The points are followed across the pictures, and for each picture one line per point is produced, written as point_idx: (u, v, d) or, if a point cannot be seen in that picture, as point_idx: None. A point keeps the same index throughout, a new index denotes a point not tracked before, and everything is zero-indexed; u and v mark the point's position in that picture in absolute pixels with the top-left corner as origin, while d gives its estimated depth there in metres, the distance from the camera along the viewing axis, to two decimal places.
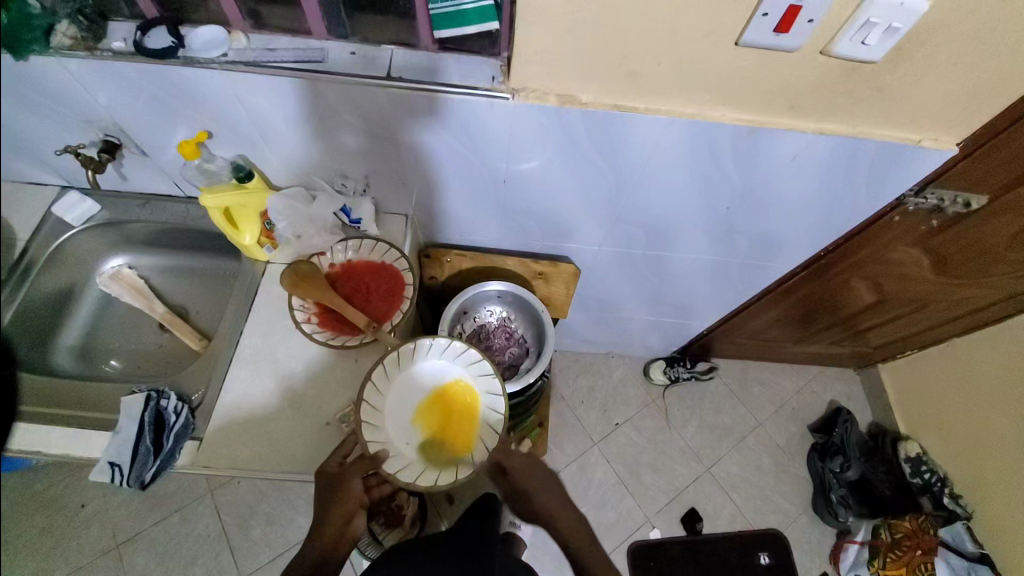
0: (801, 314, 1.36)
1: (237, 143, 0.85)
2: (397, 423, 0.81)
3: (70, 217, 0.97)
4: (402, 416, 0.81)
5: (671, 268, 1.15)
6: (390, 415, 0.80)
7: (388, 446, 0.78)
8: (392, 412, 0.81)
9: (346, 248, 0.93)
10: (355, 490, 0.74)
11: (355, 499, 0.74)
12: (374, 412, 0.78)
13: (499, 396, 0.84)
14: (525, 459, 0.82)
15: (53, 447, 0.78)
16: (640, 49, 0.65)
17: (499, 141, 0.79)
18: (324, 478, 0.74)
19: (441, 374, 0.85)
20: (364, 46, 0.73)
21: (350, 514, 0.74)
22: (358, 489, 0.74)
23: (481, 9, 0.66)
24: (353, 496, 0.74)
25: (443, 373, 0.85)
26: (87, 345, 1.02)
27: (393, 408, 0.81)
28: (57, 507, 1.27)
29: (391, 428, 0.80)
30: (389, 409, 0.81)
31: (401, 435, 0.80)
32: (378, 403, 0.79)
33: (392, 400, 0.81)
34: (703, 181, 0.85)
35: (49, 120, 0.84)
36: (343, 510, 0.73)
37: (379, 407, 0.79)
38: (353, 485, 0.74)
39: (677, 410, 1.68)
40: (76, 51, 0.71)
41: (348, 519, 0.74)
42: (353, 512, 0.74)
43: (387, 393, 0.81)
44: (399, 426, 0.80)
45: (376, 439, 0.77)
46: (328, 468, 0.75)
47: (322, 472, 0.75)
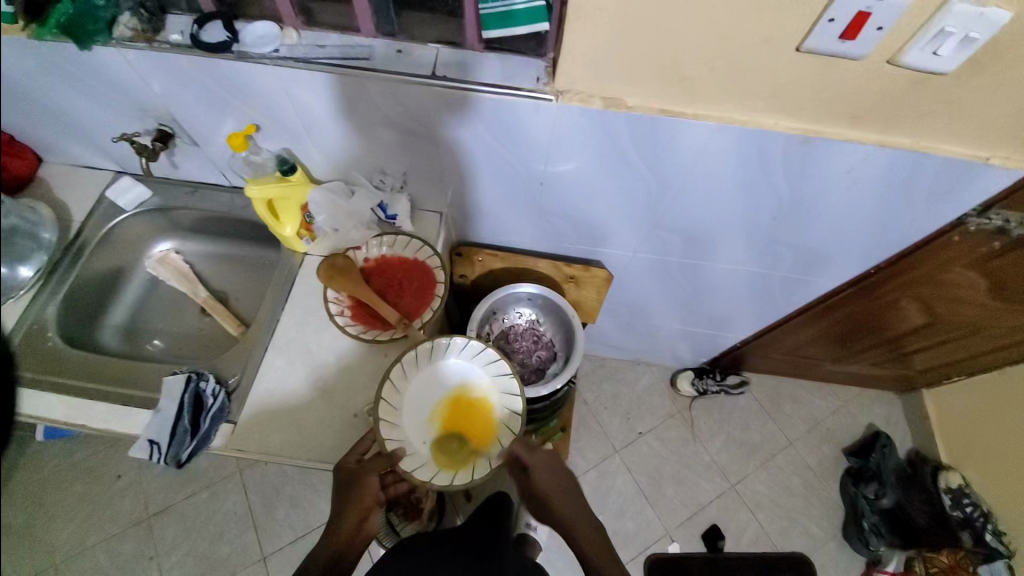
0: (843, 332, 1.30)
1: (282, 136, 0.87)
2: (414, 421, 0.81)
3: (122, 201, 1.01)
4: (419, 414, 0.82)
5: (706, 278, 1.11)
6: (408, 413, 0.80)
7: (406, 444, 0.78)
8: (410, 410, 0.81)
9: (381, 244, 0.93)
10: (371, 487, 0.75)
11: (371, 496, 0.75)
12: (392, 410, 0.78)
13: (516, 396, 0.83)
14: (542, 461, 0.81)
15: (96, 422, 0.82)
16: (693, 52, 0.63)
17: (540, 143, 0.78)
18: (342, 473, 0.76)
19: (458, 374, 0.85)
20: (411, 44, 0.73)
21: (366, 511, 0.76)
22: (374, 486, 0.76)
23: (531, 9, 0.65)
24: (369, 492, 0.75)
25: (460, 372, 0.85)
26: (132, 324, 1.06)
27: (410, 406, 0.81)
28: (97, 476, 1.46)
29: (408, 426, 0.79)
30: (406, 408, 0.80)
31: (418, 432, 0.80)
32: (395, 403, 0.79)
33: (409, 398, 0.81)
34: (746, 191, 0.82)
35: (109, 108, 0.88)
36: (360, 506, 0.75)
37: (396, 404, 0.79)
38: (369, 482, 0.75)
39: (704, 423, 1.63)
40: (137, 42, 0.74)
41: (364, 516, 0.76)
42: (370, 508, 0.76)
43: (405, 391, 0.81)
44: (417, 424, 0.81)
45: (394, 436, 0.77)
46: (347, 463, 0.76)
47: (341, 467, 0.76)
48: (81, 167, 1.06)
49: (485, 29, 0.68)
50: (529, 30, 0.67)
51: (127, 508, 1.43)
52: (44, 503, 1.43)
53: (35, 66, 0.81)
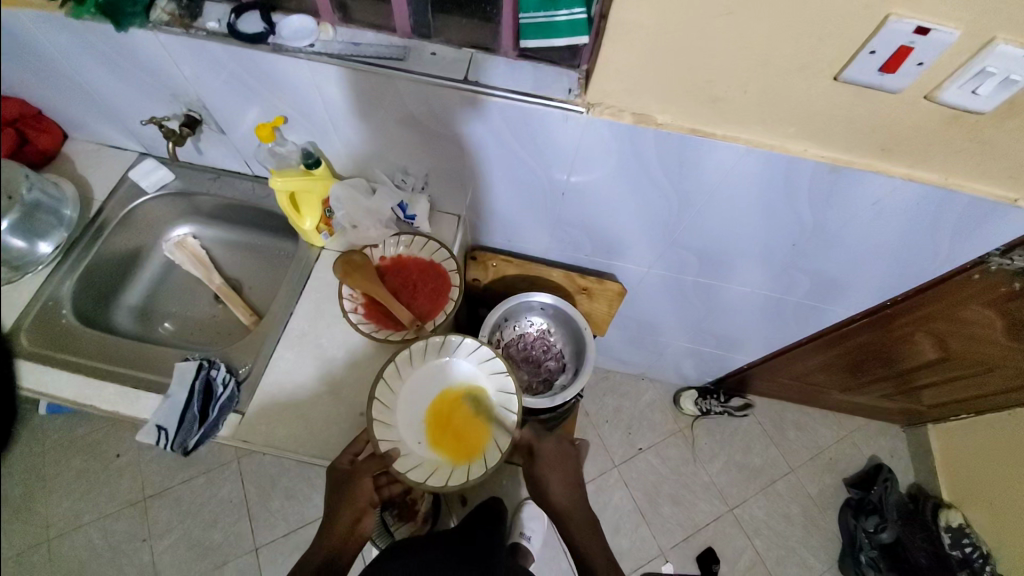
0: (854, 362, 1.29)
1: (309, 130, 0.88)
2: (408, 422, 0.80)
3: (145, 182, 1.02)
4: (413, 414, 0.80)
5: (720, 299, 1.11)
6: (402, 413, 0.80)
7: (400, 444, 0.77)
8: (404, 410, 0.80)
9: (398, 243, 0.93)
10: (365, 488, 0.76)
11: (365, 497, 0.76)
12: (386, 409, 0.78)
13: (512, 394, 0.82)
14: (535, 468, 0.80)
15: (105, 402, 0.82)
16: (728, 75, 0.62)
17: (566, 154, 0.78)
18: (337, 473, 0.77)
19: (452, 373, 0.84)
20: (445, 47, 0.73)
21: (360, 512, 0.76)
22: (368, 487, 0.76)
23: (572, 22, 0.64)
24: (363, 494, 0.76)
25: (454, 371, 0.84)
26: (146, 307, 1.07)
27: (404, 406, 0.80)
28: (97, 453, 1.48)
29: (402, 427, 0.79)
30: (400, 408, 0.80)
31: (413, 433, 0.79)
32: (389, 402, 0.79)
33: (403, 398, 0.81)
34: (768, 217, 0.82)
35: (140, 92, 0.89)
36: (354, 507, 0.76)
37: (390, 404, 0.79)
38: (363, 483, 0.76)
39: (706, 444, 1.62)
40: (173, 26, 0.75)
41: (359, 517, 0.76)
42: (364, 509, 0.76)
43: (399, 391, 0.80)
44: (411, 425, 0.79)
45: (388, 437, 0.77)
46: (340, 464, 0.77)
47: (335, 469, 0.77)
48: (107, 147, 1.07)
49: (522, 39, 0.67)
50: (568, 42, 0.66)
51: (124, 487, 1.45)
52: (42, 476, 1.45)
53: (72, 45, 0.82)
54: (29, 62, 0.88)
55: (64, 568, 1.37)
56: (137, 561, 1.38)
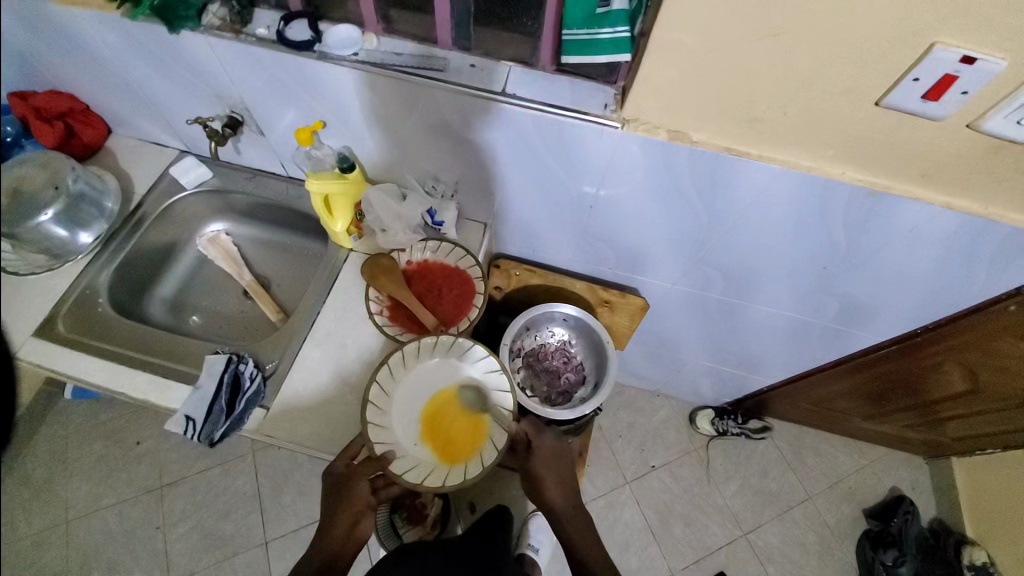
0: (878, 390, 1.26)
1: (345, 135, 0.90)
2: (403, 423, 0.80)
3: (185, 179, 1.05)
4: (408, 415, 0.81)
5: (744, 319, 1.10)
6: (396, 414, 0.80)
7: (396, 446, 0.78)
8: (398, 413, 0.80)
9: (425, 248, 0.95)
10: (362, 492, 0.77)
11: (362, 500, 0.76)
12: (380, 412, 0.79)
13: (506, 392, 0.82)
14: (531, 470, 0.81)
15: (136, 391, 0.84)
16: (767, 95, 0.62)
17: (597, 167, 0.78)
18: (333, 477, 0.77)
19: (445, 373, 0.84)
20: (484, 60, 0.74)
21: (357, 515, 0.76)
22: (364, 490, 0.77)
23: (615, 40, 0.64)
24: (359, 497, 0.76)
25: (448, 371, 0.84)
26: (178, 300, 1.10)
27: (399, 408, 0.81)
28: (117, 440, 1.52)
29: (397, 429, 0.79)
30: (394, 410, 0.80)
31: (408, 435, 0.79)
32: (383, 404, 0.79)
33: (398, 400, 0.81)
34: (799, 238, 0.81)
35: (187, 93, 0.92)
36: (351, 511, 0.76)
37: (385, 407, 0.79)
38: (360, 486, 0.77)
39: (720, 465, 1.59)
40: (224, 31, 0.77)
41: (356, 520, 0.76)
42: (361, 513, 0.76)
43: (394, 393, 0.81)
44: (406, 426, 0.80)
45: (383, 439, 0.77)
46: (335, 468, 0.77)
47: (330, 473, 0.77)
48: (149, 143, 1.11)
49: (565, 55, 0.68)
50: (610, 60, 0.66)
51: (142, 474, 1.49)
52: (64, 459, 1.50)
53: (126, 47, 0.85)
54: (84, 60, 0.92)
55: (80, 551, 1.40)
56: (149, 548, 1.41)
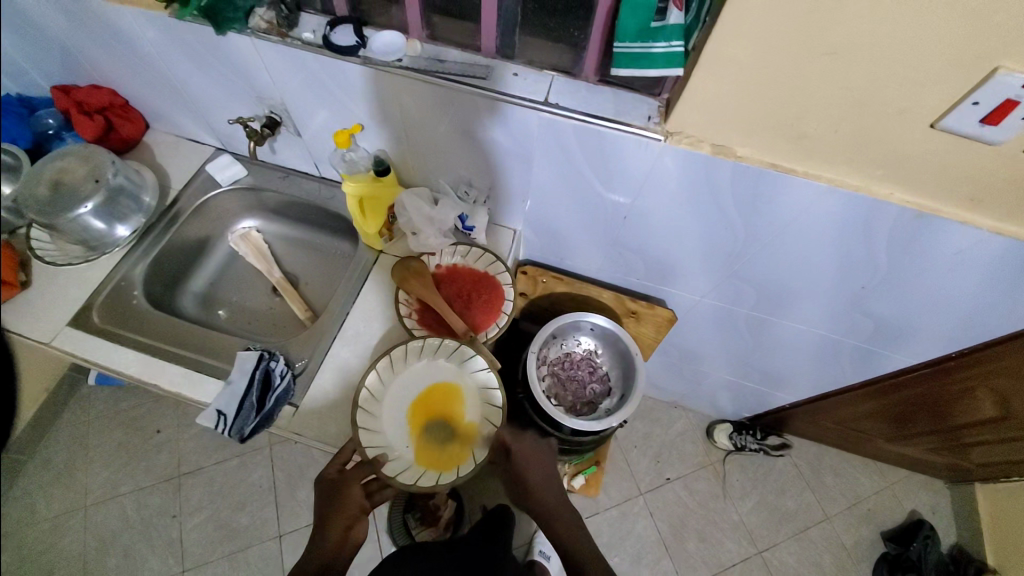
0: (903, 411, 1.23)
1: (383, 139, 0.91)
2: (394, 426, 0.81)
3: (220, 176, 1.07)
4: (398, 418, 0.82)
5: (771, 334, 1.08)
6: (387, 418, 0.81)
7: (388, 450, 0.79)
8: (388, 416, 0.82)
9: (455, 253, 0.96)
10: (355, 496, 0.77)
11: (355, 504, 0.76)
12: (370, 417, 0.80)
13: (496, 389, 0.83)
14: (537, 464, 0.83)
15: (168, 384, 0.85)
16: (818, 113, 0.61)
17: (635, 178, 0.78)
18: (326, 482, 0.77)
19: (432, 374, 0.85)
20: (528, 68, 0.74)
21: (351, 520, 0.76)
22: (357, 495, 0.77)
23: (669, 54, 0.60)
24: (353, 501, 0.76)
25: (435, 372, 0.85)
26: (209, 294, 1.11)
27: (389, 412, 0.82)
28: (138, 428, 1.55)
29: (387, 432, 0.80)
30: (384, 415, 0.81)
31: (399, 437, 0.81)
32: (373, 409, 0.80)
33: (387, 404, 0.82)
34: (836, 257, 0.81)
35: (229, 92, 0.94)
36: (344, 515, 0.76)
37: (375, 412, 0.80)
38: (353, 490, 0.77)
39: (737, 480, 1.57)
40: (271, 34, 0.78)
41: (349, 525, 0.76)
42: (355, 517, 0.76)
43: (382, 396, 0.82)
44: (396, 429, 0.81)
45: (375, 443, 0.78)
46: (327, 474, 0.78)
47: (323, 479, 0.78)
48: (186, 139, 1.13)
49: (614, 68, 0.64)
50: (662, 74, 0.62)
51: (161, 463, 1.51)
52: (84, 444, 1.52)
53: (172, 45, 0.87)
54: (128, 56, 0.94)
55: (97, 537, 1.42)
56: (165, 537, 1.43)
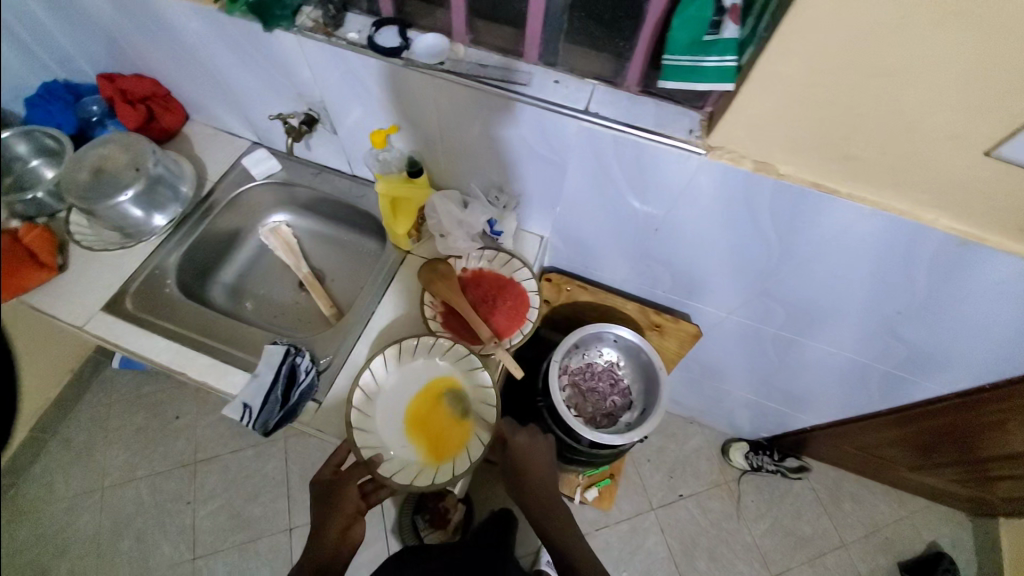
0: (928, 441, 1.18)
1: (417, 141, 0.91)
2: (389, 426, 0.83)
3: (255, 170, 1.09)
4: (393, 418, 0.83)
5: (797, 355, 1.06)
6: (382, 419, 0.83)
7: (383, 450, 0.80)
8: (383, 417, 0.83)
9: (481, 257, 0.96)
10: (352, 495, 0.77)
11: (352, 504, 0.76)
12: (365, 418, 0.81)
13: (489, 387, 0.84)
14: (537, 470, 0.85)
15: (196, 374, 0.87)
16: (868, 134, 0.60)
17: (671, 191, 0.77)
18: (322, 484, 0.78)
19: (426, 373, 0.87)
20: (569, 76, 0.74)
21: (349, 520, 0.76)
22: (353, 495, 0.77)
23: (722, 68, 0.60)
24: (350, 500, 0.76)
25: (429, 371, 0.87)
26: (238, 286, 1.13)
27: (384, 412, 0.83)
28: (158, 414, 1.58)
29: (383, 432, 0.82)
30: (378, 416, 0.83)
31: (395, 437, 0.82)
32: (368, 410, 0.82)
33: (382, 404, 0.84)
34: (873, 281, 0.79)
35: (270, 89, 0.96)
36: (342, 515, 0.76)
37: (369, 413, 0.82)
38: (349, 490, 0.77)
39: (751, 500, 1.54)
40: (316, 34, 0.79)
41: (348, 525, 0.76)
42: (352, 517, 0.76)
43: (377, 396, 0.84)
44: (392, 429, 0.83)
45: (370, 444, 0.80)
46: (323, 476, 0.79)
47: (318, 480, 0.79)
48: (223, 132, 1.15)
49: (663, 80, 0.63)
50: (712, 88, 0.61)
51: (178, 448, 1.54)
52: (105, 426, 1.56)
53: (218, 41, 0.89)
54: (174, 49, 0.96)
55: (112, 518, 1.44)
56: (178, 522, 1.44)
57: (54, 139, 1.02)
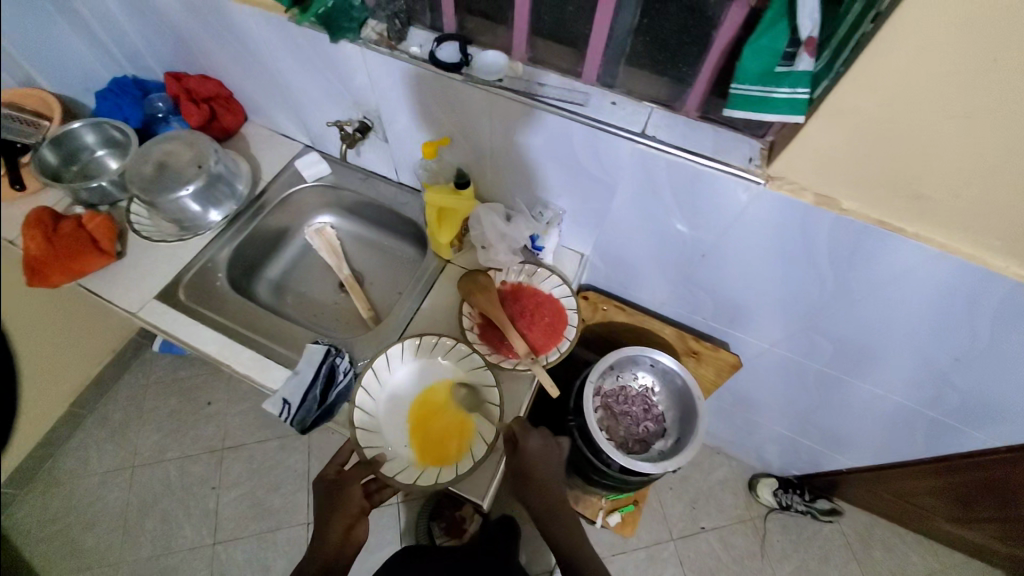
0: (969, 494, 1.10)
1: (467, 154, 0.93)
2: (393, 427, 0.84)
3: (307, 172, 1.13)
4: (396, 418, 0.84)
5: (839, 393, 1.02)
6: (385, 419, 0.84)
7: (387, 450, 0.81)
8: (386, 417, 0.84)
9: (520, 271, 0.96)
10: (356, 495, 0.77)
11: (356, 503, 0.76)
12: (368, 418, 0.82)
13: (491, 386, 0.84)
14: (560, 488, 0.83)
15: (240, 366, 0.89)
16: (941, 174, 0.57)
17: (723, 219, 0.76)
18: (325, 483, 0.78)
19: (428, 372, 0.88)
20: (626, 99, 0.75)
21: (353, 520, 0.76)
22: (357, 494, 0.77)
23: (793, 100, 0.57)
24: (353, 501, 0.76)
25: (432, 371, 0.88)
26: (281, 283, 1.16)
27: (387, 412, 0.84)
28: (191, 398, 1.63)
29: (386, 433, 0.83)
30: (381, 416, 0.84)
31: (398, 437, 0.83)
32: (371, 410, 0.83)
33: (385, 404, 0.85)
34: (930, 324, 0.75)
35: (328, 96, 0.99)
36: (345, 516, 0.76)
37: (372, 413, 0.83)
38: (353, 489, 0.77)
39: (777, 539, 1.48)
40: (380, 47, 0.82)
41: (351, 525, 0.76)
42: (356, 517, 0.76)
43: (379, 396, 0.85)
44: (395, 429, 0.84)
45: (374, 443, 0.80)
46: (326, 475, 0.79)
47: (321, 480, 0.79)
48: (278, 134, 1.19)
49: (728, 109, 0.62)
50: (781, 120, 0.58)
51: (207, 434, 1.58)
52: (140, 406, 1.61)
53: (284, 48, 0.92)
54: (240, 53, 1.00)
55: (140, 497, 1.48)
56: (202, 507, 1.48)
57: (120, 131, 1.08)
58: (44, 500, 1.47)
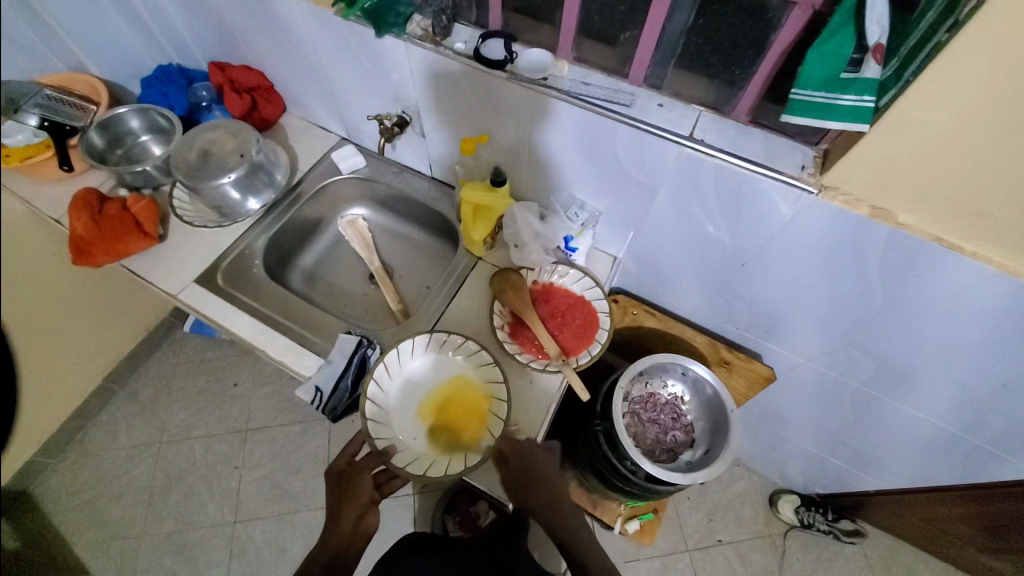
0: (1007, 529, 1.05)
1: (504, 151, 0.92)
2: (403, 420, 0.84)
3: (343, 165, 1.14)
4: (406, 412, 0.84)
5: (875, 413, 0.99)
6: (395, 412, 0.84)
7: (397, 443, 0.81)
8: (397, 411, 0.84)
9: (554, 271, 0.95)
10: (366, 485, 0.77)
11: (367, 494, 0.76)
12: (378, 411, 0.82)
13: (500, 380, 0.84)
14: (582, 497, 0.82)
15: (272, 353, 0.91)
16: (1009, 192, 0.54)
17: (768, 227, 0.74)
18: (335, 474, 0.79)
19: (438, 367, 0.88)
20: (673, 100, 0.73)
21: (364, 509, 0.75)
22: (366, 484, 0.77)
23: (857, 108, 0.55)
24: (363, 490, 0.76)
25: (441, 365, 0.88)
26: (313, 272, 1.17)
27: (398, 406, 0.85)
28: (218, 380, 1.67)
29: (397, 426, 0.83)
30: (392, 409, 0.84)
31: (409, 430, 0.83)
32: (381, 403, 0.83)
33: (395, 398, 0.85)
34: (985, 349, 0.72)
35: (367, 88, 1.00)
36: (356, 504, 0.75)
37: (383, 406, 0.83)
38: (361, 479, 0.77)
39: (796, 558, 1.44)
40: (426, 42, 0.82)
41: (362, 514, 0.75)
42: (367, 507, 0.76)
43: (389, 390, 0.85)
44: (405, 422, 0.84)
45: (384, 436, 0.81)
46: (337, 466, 0.80)
47: (333, 470, 0.80)
48: (315, 125, 1.21)
49: (787, 115, 0.60)
50: (843, 128, 0.56)
51: (232, 415, 1.61)
52: (169, 385, 1.65)
53: (327, 39, 0.93)
54: (284, 44, 1.01)
55: (166, 472, 1.53)
56: (224, 486, 1.51)
57: (165, 118, 1.10)
58: (76, 469, 1.53)
